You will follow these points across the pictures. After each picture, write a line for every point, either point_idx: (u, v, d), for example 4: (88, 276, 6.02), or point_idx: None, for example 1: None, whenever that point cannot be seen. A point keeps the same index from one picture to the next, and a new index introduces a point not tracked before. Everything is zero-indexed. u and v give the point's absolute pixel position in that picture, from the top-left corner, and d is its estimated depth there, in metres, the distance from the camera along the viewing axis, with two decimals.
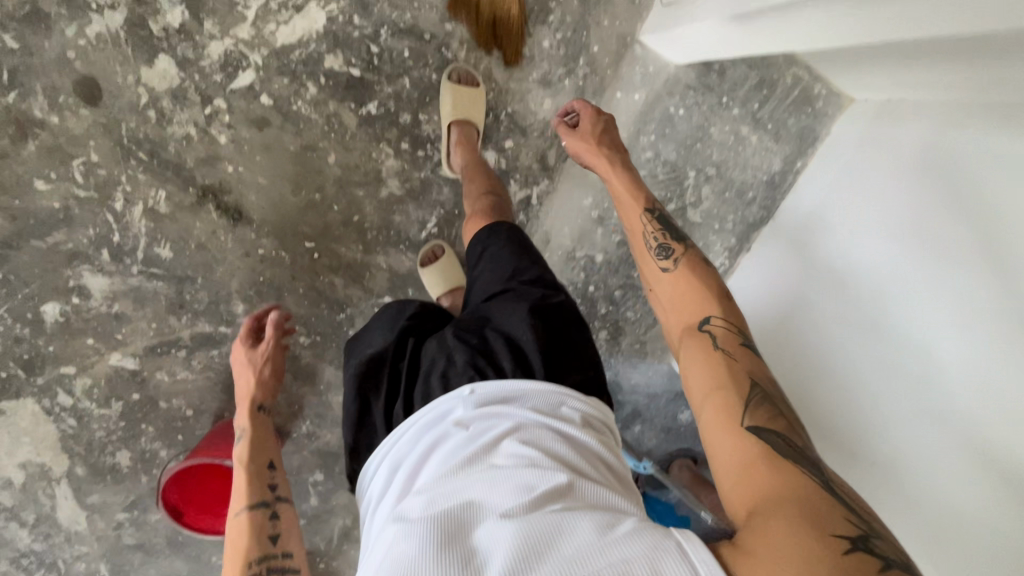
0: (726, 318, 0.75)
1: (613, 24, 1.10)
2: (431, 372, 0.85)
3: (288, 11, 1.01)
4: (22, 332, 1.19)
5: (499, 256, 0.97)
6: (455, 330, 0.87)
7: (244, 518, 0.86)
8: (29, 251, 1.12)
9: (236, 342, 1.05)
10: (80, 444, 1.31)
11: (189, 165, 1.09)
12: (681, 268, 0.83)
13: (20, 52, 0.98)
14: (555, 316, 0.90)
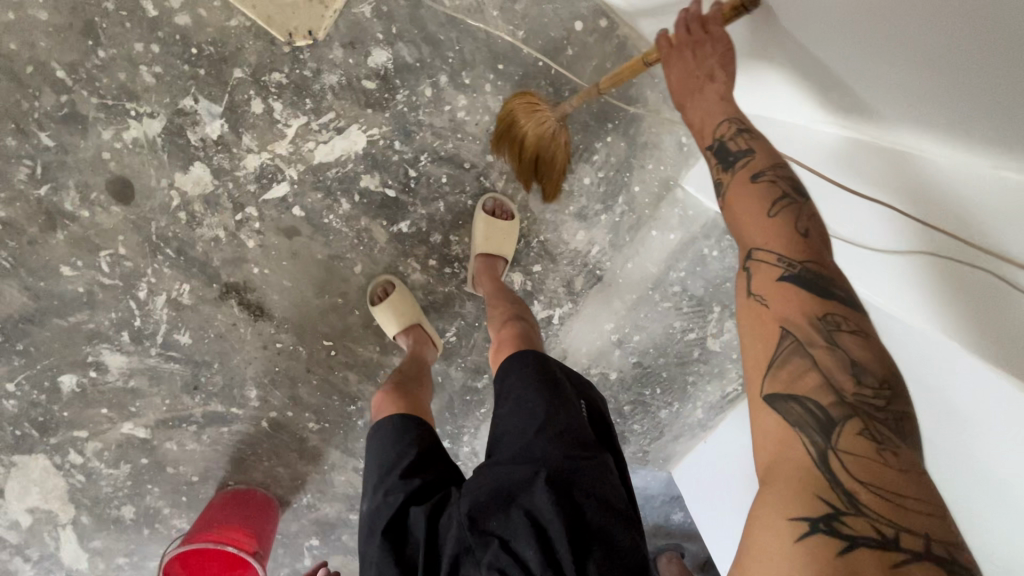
0: (772, 248, 0.57)
1: (657, 168, 1.08)
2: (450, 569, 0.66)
3: (328, 132, 0.99)
4: (39, 397, 1.20)
5: (523, 395, 0.77)
6: (470, 513, 0.67)
7: None
8: (51, 328, 1.12)
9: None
10: (87, 496, 1.35)
11: (215, 264, 1.09)
12: (728, 194, 0.65)
13: (55, 150, 0.96)
14: (592, 483, 0.69)
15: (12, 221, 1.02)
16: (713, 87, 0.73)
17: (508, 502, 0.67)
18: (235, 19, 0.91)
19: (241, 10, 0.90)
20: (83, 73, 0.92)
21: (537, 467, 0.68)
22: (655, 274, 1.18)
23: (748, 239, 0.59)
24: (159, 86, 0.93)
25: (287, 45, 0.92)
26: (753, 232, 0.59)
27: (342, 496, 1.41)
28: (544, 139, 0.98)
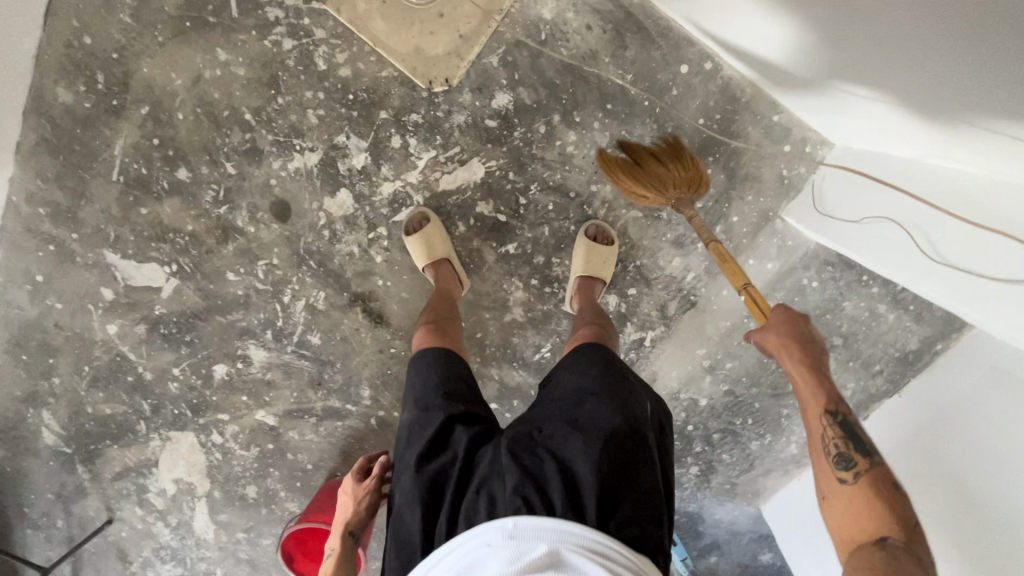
0: (906, 539, 0.63)
1: (757, 200, 1.11)
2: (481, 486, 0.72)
3: (453, 164, 1.13)
4: (195, 382, 1.42)
5: (585, 368, 0.84)
6: (508, 446, 0.75)
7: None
8: (213, 323, 1.34)
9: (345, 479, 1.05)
10: (221, 473, 1.55)
11: (348, 275, 1.26)
12: (860, 481, 0.70)
13: (235, 177, 1.18)
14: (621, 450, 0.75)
15: (196, 234, 1.25)
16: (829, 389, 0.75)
17: (547, 450, 0.74)
18: (385, 70, 1.08)
19: (392, 63, 1.07)
20: (265, 115, 1.13)
21: (580, 430, 0.75)
22: (750, 302, 1.20)
23: (868, 527, 0.66)
24: (320, 125, 1.12)
25: (426, 90, 1.08)
26: (874, 519, 0.66)
27: None
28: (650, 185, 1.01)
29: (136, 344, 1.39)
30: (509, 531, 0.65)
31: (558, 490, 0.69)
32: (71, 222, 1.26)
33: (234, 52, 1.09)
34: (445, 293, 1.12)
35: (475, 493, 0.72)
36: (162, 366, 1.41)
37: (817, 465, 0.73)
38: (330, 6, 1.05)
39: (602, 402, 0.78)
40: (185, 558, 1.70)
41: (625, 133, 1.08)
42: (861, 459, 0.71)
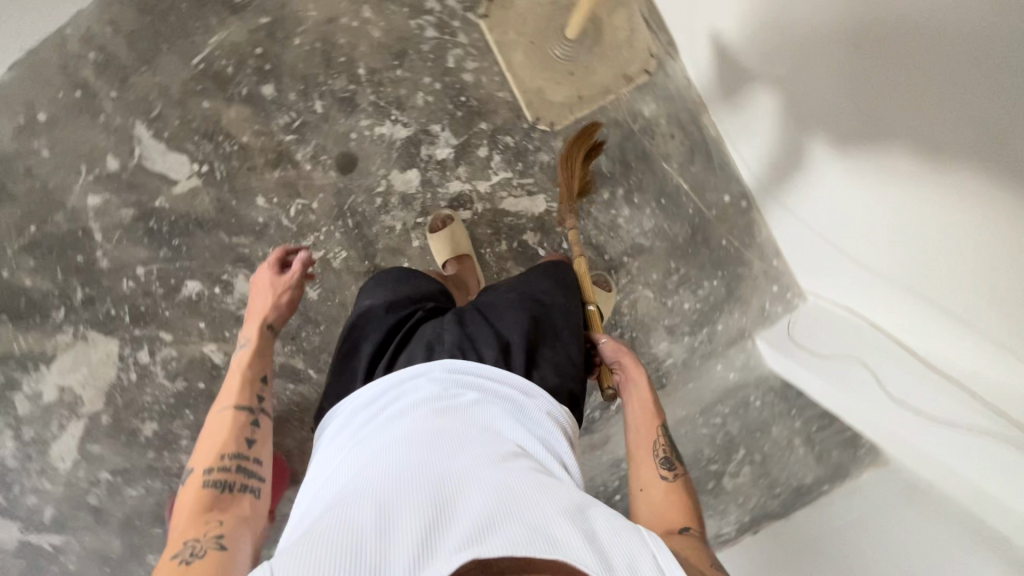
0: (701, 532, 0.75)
1: (739, 318, 1.34)
2: (421, 340, 0.82)
3: (522, 190, 1.26)
4: (155, 289, 1.30)
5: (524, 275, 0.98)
6: (453, 314, 0.85)
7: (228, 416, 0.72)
8: (212, 238, 1.27)
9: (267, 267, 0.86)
10: (122, 399, 1.35)
11: (377, 245, 1.28)
12: (675, 484, 0.82)
13: (319, 116, 1.22)
14: (552, 331, 0.86)
15: (247, 147, 1.22)
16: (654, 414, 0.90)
17: (484, 319, 0.84)
18: (502, 91, 1.22)
19: (511, 89, 1.21)
20: (378, 77, 1.20)
21: (517, 309, 0.85)
22: (707, 402, 1.39)
23: (671, 525, 0.76)
24: (424, 108, 1.21)
25: (529, 123, 1.23)
26: (676, 514, 0.77)
27: None
28: (564, 176, 1.17)
29: (112, 227, 1.27)
30: (444, 364, 0.73)
31: (485, 335, 0.81)
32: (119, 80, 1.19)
33: (379, 14, 1.18)
34: (462, 285, 1.19)
35: (415, 342, 0.82)
36: (127, 257, 1.29)
37: (641, 467, 0.84)
38: (482, 22, 1.19)
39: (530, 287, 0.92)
40: (13, 485, 1.35)
41: (665, 227, 1.30)
42: (676, 465, 0.84)
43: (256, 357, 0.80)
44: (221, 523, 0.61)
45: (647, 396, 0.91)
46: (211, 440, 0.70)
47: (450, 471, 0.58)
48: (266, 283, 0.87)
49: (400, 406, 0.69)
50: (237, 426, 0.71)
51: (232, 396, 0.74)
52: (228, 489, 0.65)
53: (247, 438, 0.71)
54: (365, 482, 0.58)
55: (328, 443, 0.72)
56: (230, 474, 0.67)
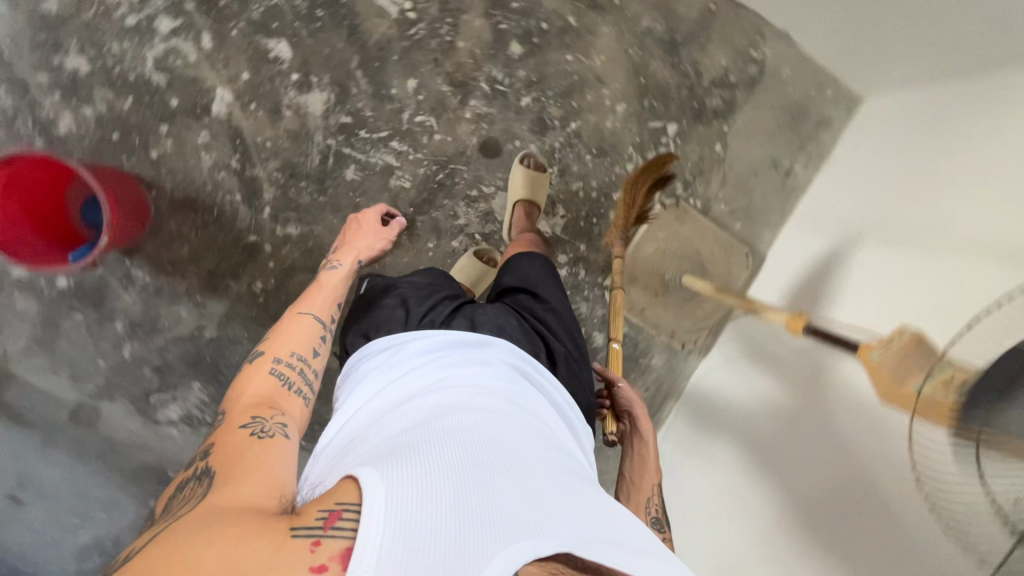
0: None
1: None
2: (464, 316, 0.82)
3: None
4: (253, 14, 1.15)
5: (529, 270, 0.95)
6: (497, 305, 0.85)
7: (303, 323, 0.76)
8: (345, 49, 1.17)
9: (372, 212, 0.95)
10: (96, 22, 1.11)
11: (433, 209, 1.25)
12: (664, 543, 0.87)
13: (515, 106, 1.25)
14: (573, 339, 0.88)
15: (453, 50, 1.20)
16: (652, 474, 0.95)
17: (523, 322, 0.85)
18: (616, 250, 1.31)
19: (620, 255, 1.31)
20: (574, 142, 1.28)
21: (547, 317, 0.87)
22: None
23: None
24: (570, 194, 1.30)
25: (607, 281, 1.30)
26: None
27: (150, 310, 1.23)
28: (628, 194, 1.20)
29: None
30: (514, 354, 0.75)
31: (519, 326, 0.82)
32: None
33: (621, 116, 1.27)
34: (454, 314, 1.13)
35: (461, 316, 0.82)
36: None
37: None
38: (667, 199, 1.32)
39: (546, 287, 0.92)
40: None
41: None
42: (665, 528, 0.90)
43: (338, 284, 0.85)
44: (285, 414, 0.61)
45: (644, 450, 0.97)
46: (279, 342, 0.72)
47: (522, 447, 0.57)
48: (368, 227, 0.95)
49: (462, 372, 0.68)
50: (306, 337, 0.74)
51: (310, 308, 0.79)
52: (288, 387, 0.66)
53: (311, 349, 0.74)
54: (442, 430, 0.55)
55: (379, 384, 0.68)
56: (292, 376, 0.68)
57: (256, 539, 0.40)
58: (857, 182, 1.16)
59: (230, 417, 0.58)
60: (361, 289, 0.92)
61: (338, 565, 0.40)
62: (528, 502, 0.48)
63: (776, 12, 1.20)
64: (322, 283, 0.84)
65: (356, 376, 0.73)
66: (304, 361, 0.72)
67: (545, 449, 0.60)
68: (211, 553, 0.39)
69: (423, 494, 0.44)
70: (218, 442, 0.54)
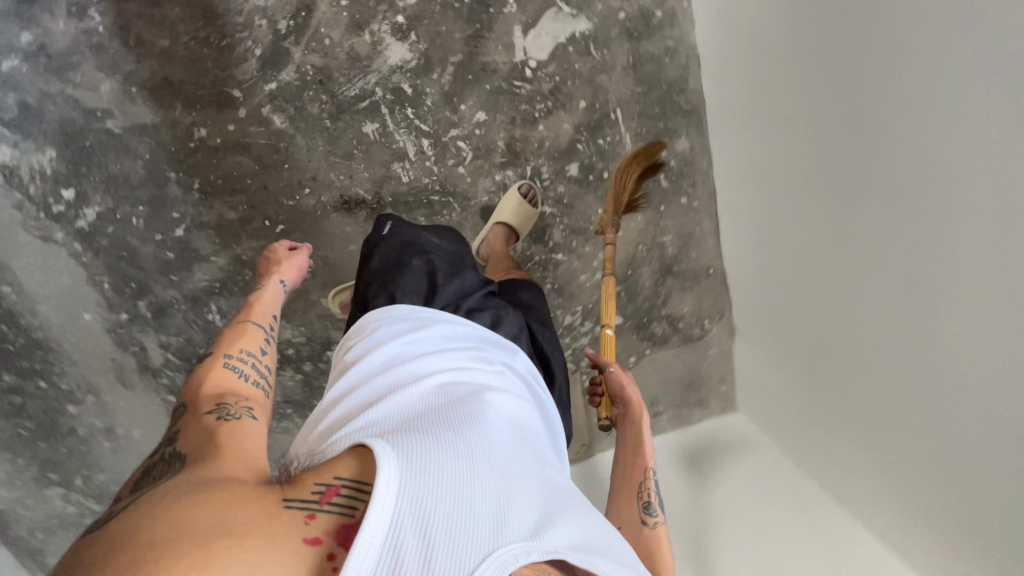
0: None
1: None
2: (484, 314, 0.82)
3: None
4: None
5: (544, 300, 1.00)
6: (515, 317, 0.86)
7: (248, 330, 0.73)
8: (456, 41, 1.14)
9: (284, 247, 0.92)
10: None
11: (408, 215, 1.22)
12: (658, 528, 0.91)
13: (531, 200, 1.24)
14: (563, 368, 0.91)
15: (532, 125, 1.21)
16: (639, 458, 0.99)
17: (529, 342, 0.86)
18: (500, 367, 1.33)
19: None
20: (550, 267, 1.30)
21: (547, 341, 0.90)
22: None
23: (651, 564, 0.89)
24: None
25: None
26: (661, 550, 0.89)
27: (80, 58, 1.07)
28: (616, 181, 1.21)
29: None
30: (527, 368, 0.77)
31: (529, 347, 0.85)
32: (632, 28, 1.18)
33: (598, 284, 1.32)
34: None
35: (483, 313, 0.82)
36: None
37: (623, 512, 0.95)
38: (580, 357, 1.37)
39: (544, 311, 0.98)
40: None
41: None
42: (658, 512, 0.93)
43: (269, 302, 0.83)
44: (252, 400, 0.61)
45: (637, 431, 1.01)
46: (230, 339, 0.69)
47: (512, 450, 0.56)
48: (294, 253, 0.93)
49: (471, 364, 0.67)
50: (254, 336, 0.73)
51: (243, 321, 0.75)
52: (247, 376, 0.65)
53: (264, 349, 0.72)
54: (449, 424, 0.55)
55: (392, 354, 0.67)
56: (249, 366, 0.67)
57: (247, 504, 0.42)
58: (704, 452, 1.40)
59: (192, 407, 0.56)
60: (382, 230, 0.90)
61: (331, 539, 0.42)
62: (513, 514, 0.48)
63: (746, 317, 1.34)
64: (252, 303, 0.80)
65: (373, 335, 0.71)
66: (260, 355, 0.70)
67: (539, 452, 0.61)
68: (200, 513, 0.40)
69: (429, 499, 0.44)
70: (188, 423, 0.54)
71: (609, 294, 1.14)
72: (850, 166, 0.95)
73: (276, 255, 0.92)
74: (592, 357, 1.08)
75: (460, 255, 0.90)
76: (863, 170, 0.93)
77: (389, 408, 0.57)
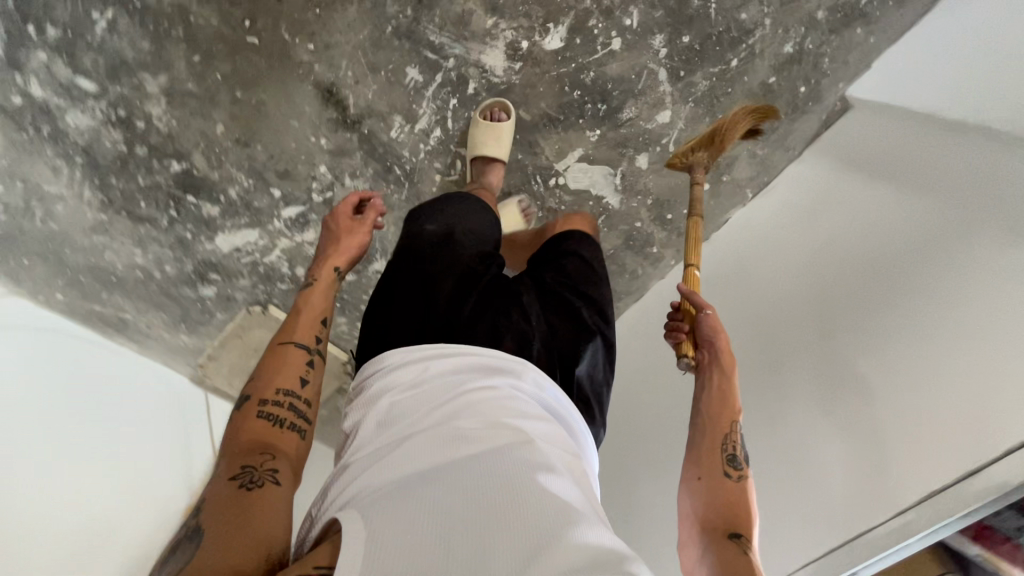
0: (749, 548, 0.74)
1: None
2: (477, 317, 0.77)
3: (243, 249, 1.25)
4: (598, 18, 1.04)
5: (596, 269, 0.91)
6: (522, 315, 0.79)
7: (290, 353, 0.69)
8: (535, 107, 1.13)
9: (347, 214, 0.85)
10: None
11: (363, 155, 1.15)
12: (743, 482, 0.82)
13: None
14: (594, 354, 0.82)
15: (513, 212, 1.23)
16: (722, 407, 0.88)
17: (541, 340, 0.79)
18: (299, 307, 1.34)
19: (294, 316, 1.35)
20: None
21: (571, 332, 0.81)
22: None
23: (729, 519, 0.78)
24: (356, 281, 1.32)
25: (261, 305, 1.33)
26: (741, 512, 0.78)
27: None
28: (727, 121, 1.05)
29: (646, 86, 1.11)
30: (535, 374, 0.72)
31: (539, 349, 0.78)
32: (633, 237, 1.30)
33: None
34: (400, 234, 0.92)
35: (473, 316, 0.77)
36: (630, 50, 1.08)
37: (705, 463, 0.84)
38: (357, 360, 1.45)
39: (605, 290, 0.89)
40: None
41: (90, 257, 1.22)
42: (743, 466, 0.84)
43: (321, 294, 0.77)
44: (276, 457, 0.60)
45: (725, 383, 0.90)
46: (266, 378, 0.67)
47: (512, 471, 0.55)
48: (355, 231, 0.84)
49: (476, 395, 0.65)
50: (295, 365, 0.69)
51: (285, 335, 0.71)
52: (278, 424, 0.63)
53: (302, 377, 0.68)
54: (445, 474, 0.55)
55: (392, 393, 0.66)
56: (283, 411, 0.64)
57: None
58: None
59: (220, 469, 0.58)
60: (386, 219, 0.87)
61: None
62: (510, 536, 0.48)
63: None
64: (298, 302, 0.76)
65: (373, 379, 0.70)
66: (292, 389, 0.67)
67: (543, 463, 0.58)
68: None
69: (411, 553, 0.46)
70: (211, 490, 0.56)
71: (693, 236, 1.00)
72: (866, 334, 0.99)
73: (337, 224, 0.84)
74: (686, 292, 0.94)
75: (448, 253, 0.82)
76: (879, 334, 0.97)
77: (388, 454, 0.58)
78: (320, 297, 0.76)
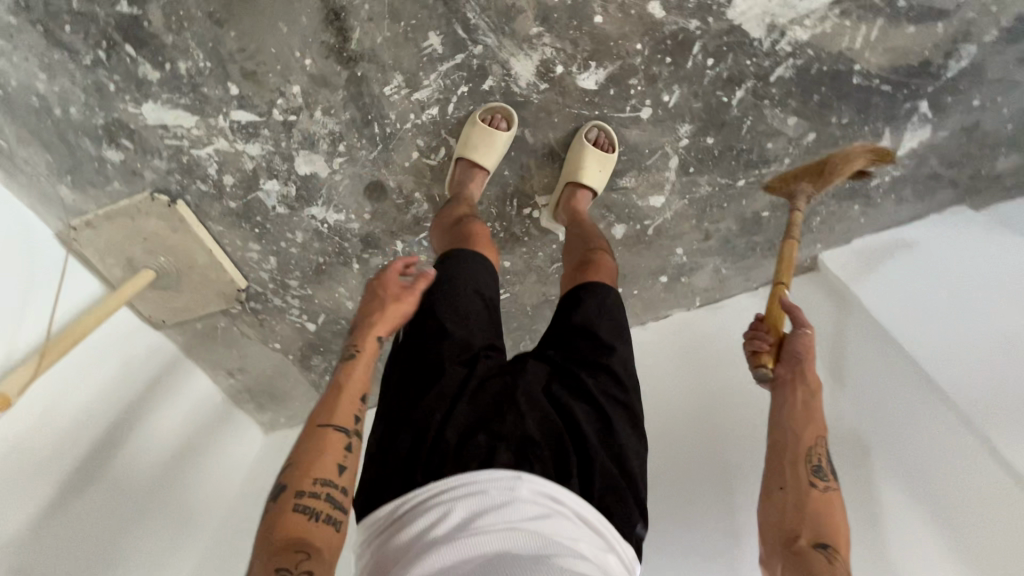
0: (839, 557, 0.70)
1: None
2: (467, 437, 0.65)
3: (170, 130, 1.08)
4: (639, 81, 0.98)
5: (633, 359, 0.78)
6: (523, 425, 0.66)
7: (328, 443, 0.63)
8: (541, 132, 1.06)
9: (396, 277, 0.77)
10: None
11: (346, 96, 1.02)
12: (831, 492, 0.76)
13: (398, 225, 1.18)
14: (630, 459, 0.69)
15: None
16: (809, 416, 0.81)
17: (555, 445, 0.66)
18: (213, 214, 1.18)
19: (202, 221, 1.19)
20: (338, 255, 1.22)
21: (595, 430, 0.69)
22: None
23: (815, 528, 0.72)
24: (285, 216, 1.18)
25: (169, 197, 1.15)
26: (831, 523, 0.73)
27: None
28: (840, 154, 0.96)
29: (654, 165, 1.07)
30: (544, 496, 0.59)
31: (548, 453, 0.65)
32: None
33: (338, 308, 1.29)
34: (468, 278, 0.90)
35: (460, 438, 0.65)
36: (655, 125, 1.03)
37: (788, 474, 0.78)
38: (253, 294, 1.30)
39: (618, 357, 0.75)
40: None
41: None
42: (829, 477, 0.77)
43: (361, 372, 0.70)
44: (312, 556, 0.55)
45: (811, 395, 0.82)
46: (304, 468, 0.61)
47: None
48: (402, 298, 0.75)
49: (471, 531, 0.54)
50: (331, 451, 0.63)
51: (321, 422, 0.65)
52: (317, 516, 0.58)
53: (341, 466, 0.62)
54: None
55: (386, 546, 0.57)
56: (320, 502, 0.59)
57: None
58: (210, 432, 1.42)
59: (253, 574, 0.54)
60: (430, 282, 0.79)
61: None
62: None
63: None
64: (334, 384, 0.68)
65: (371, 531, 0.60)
66: (331, 478, 0.61)
67: None
68: None
69: None
70: None
71: (786, 258, 0.91)
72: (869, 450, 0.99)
73: (382, 290, 0.76)
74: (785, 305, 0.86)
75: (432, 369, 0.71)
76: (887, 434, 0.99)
77: None
78: (355, 375, 0.69)
